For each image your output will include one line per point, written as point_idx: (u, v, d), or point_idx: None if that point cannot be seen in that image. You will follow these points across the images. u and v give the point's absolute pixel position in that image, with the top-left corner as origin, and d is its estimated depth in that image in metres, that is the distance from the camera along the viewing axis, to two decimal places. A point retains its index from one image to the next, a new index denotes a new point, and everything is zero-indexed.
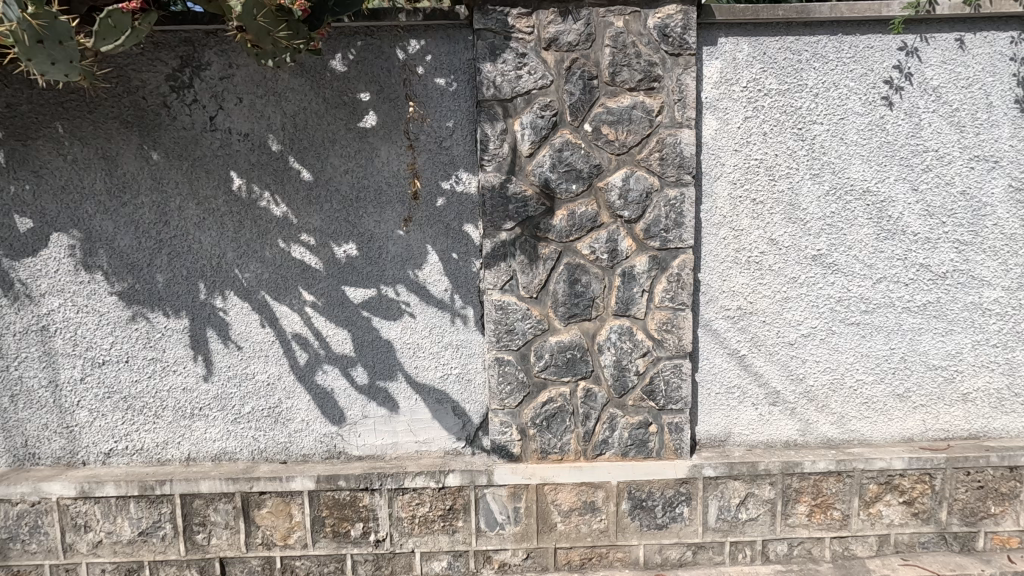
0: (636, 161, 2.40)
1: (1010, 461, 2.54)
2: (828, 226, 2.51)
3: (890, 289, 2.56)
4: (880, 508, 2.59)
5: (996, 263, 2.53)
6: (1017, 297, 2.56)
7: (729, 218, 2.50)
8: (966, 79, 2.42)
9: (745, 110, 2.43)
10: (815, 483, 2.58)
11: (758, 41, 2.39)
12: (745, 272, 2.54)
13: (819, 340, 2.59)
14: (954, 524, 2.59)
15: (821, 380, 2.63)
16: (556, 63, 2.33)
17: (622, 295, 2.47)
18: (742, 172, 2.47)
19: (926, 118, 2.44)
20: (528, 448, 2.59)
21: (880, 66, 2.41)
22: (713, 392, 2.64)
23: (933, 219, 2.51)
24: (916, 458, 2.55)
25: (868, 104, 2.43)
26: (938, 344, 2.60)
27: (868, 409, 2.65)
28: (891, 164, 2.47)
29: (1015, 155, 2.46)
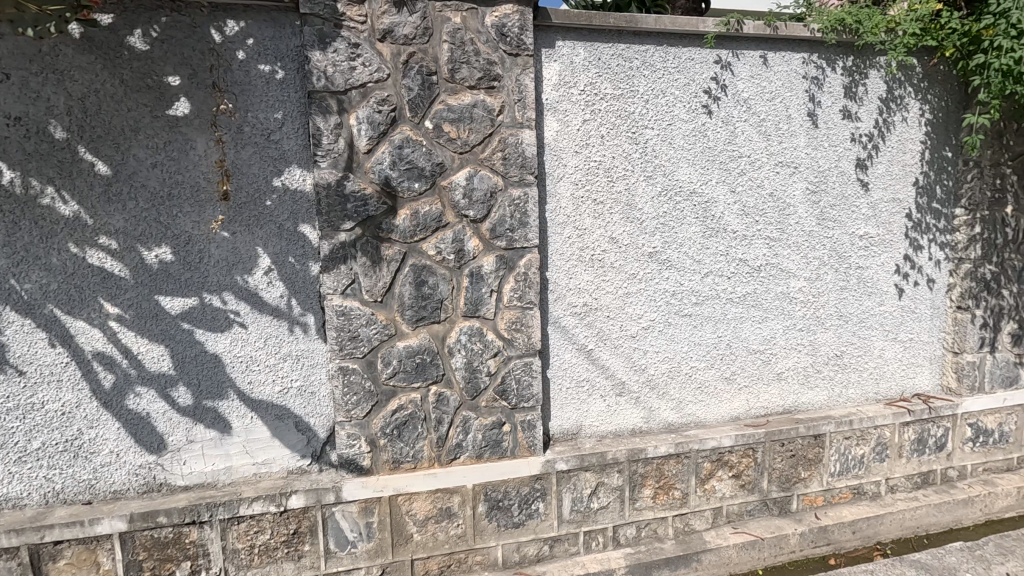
0: (480, 160, 2.38)
1: (815, 431, 2.88)
2: (661, 225, 2.68)
3: (716, 282, 2.79)
4: (714, 484, 2.82)
5: (800, 257, 2.86)
6: (817, 286, 2.91)
7: (573, 218, 2.58)
8: (770, 93, 2.70)
9: (583, 113, 2.51)
10: (658, 467, 2.73)
11: (593, 47, 2.48)
12: (589, 270, 2.63)
13: (657, 331, 2.76)
14: (774, 491, 2.89)
15: (660, 369, 2.80)
16: (393, 56, 2.23)
17: (470, 296, 2.44)
18: (583, 173, 2.55)
19: (739, 126, 2.69)
20: (379, 459, 2.46)
21: (700, 77, 2.61)
22: (564, 387, 2.71)
23: (749, 218, 2.77)
24: (742, 435, 2.81)
25: (691, 111, 2.63)
26: (757, 331, 2.88)
27: (701, 393, 2.87)
28: (713, 167, 2.69)
29: (811, 162, 2.79)
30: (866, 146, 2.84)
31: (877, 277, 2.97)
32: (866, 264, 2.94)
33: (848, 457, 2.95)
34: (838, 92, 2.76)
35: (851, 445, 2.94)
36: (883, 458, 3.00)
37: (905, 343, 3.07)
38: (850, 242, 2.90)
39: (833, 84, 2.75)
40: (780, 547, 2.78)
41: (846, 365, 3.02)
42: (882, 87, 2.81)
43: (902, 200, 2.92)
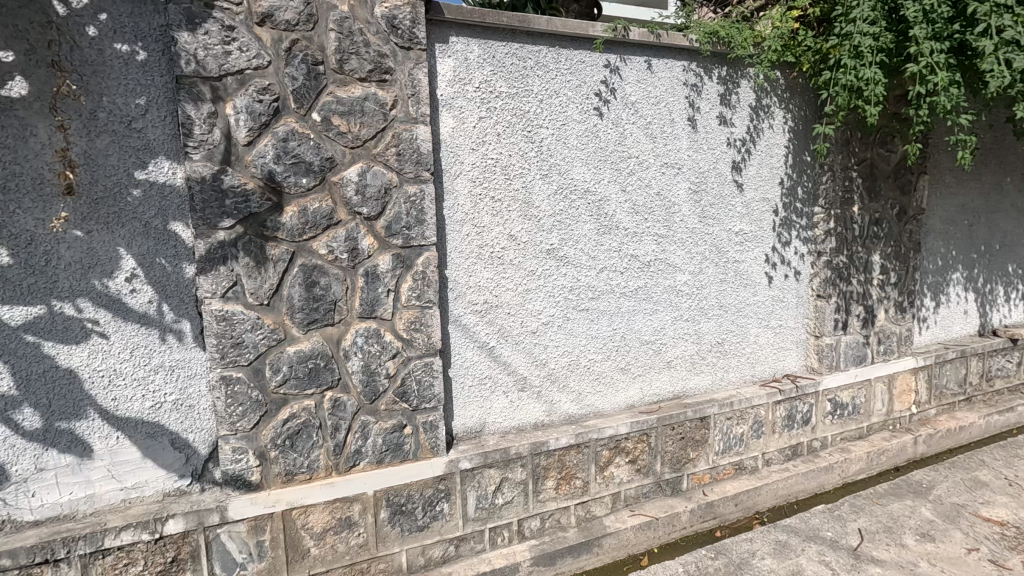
0: (372, 155, 2.30)
1: (701, 414, 3.10)
2: (558, 222, 2.75)
3: (611, 277, 2.91)
4: (612, 471, 2.94)
5: (685, 252, 3.06)
6: (700, 279, 3.13)
7: (471, 215, 2.57)
8: (655, 98, 2.85)
9: (479, 111, 2.51)
10: (559, 458, 2.80)
11: (487, 45, 2.49)
12: (488, 267, 2.64)
13: (556, 326, 2.83)
14: (666, 473, 3.08)
15: (560, 363, 2.88)
16: (273, 42, 2.09)
17: (366, 296, 2.36)
18: (480, 171, 2.55)
19: (628, 128, 2.82)
20: (269, 472, 2.30)
21: (591, 80, 2.70)
22: (466, 385, 2.69)
23: (639, 216, 2.92)
24: (637, 422, 2.95)
25: (583, 112, 2.71)
26: (648, 323, 3.05)
27: (599, 384, 2.99)
28: (605, 167, 2.80)
29: (693, 163, 2.99)
30: (739, 149, 3.09)
31: (751, 269, 3.25)
32: (742, 257, 3.20)
33: (730, 436, 3.20)
34: (714, 99, 2.98)
35: (732, 425, 3.20)
36: (760, 434, 3.29)
37: (775, 329, 3.39)
38: (728, 238, 3.15)
39: (710, 91, 2.96)
40: (673, 525, 2.96)
41: (726, 351, 3.28)
42: (752, 96, 3.06)
43: (770, 199, 3.21)
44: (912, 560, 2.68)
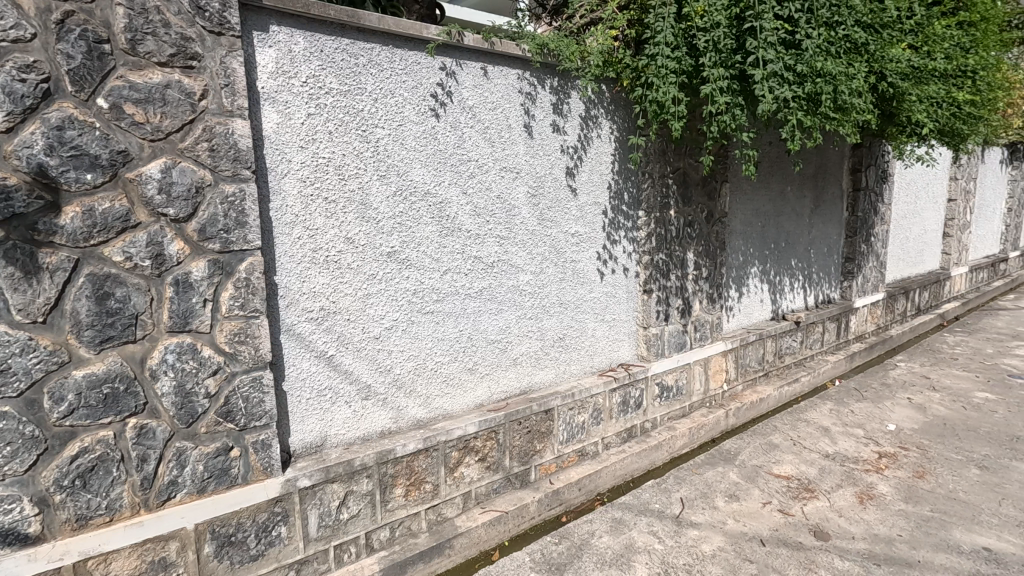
0: (178, 150, 2.05)
1: (545, 406, 3.25)
2: (398, 224, 2.69)
3: (455, 279, 2.93)
4: (462, 471, 2.97)
5: (526, 253, 3.19)
6: (541, 278, 3.28)
7: (302, 217, 2.41)
8: (492, 103, 2.93)
9: (307, 106, 2.37)
10: (407, 465, 2.75)
11: (314, 37, 2.36)
12: (324, 272, 2.50)
13: (400, 330, 2.78)
14: (515, 467, 3.18)
15: (406, 367, 2.83)
16: (39, 12, 1.77)
17: (177, 308, 2.10)
18: (311, 170, 2.41)
19: (466, 131, 2.86)
20: (54, 521, 1.94)
21: (427, 82, 2.69)
22: (304, 398, 2.53)
23: (480, 218, 2.97)
24: (484, 420, 3.01)
25: (420, 114, 2.70)
26: (493, 322, 3.12)
27: (447, 385, 3.00)
28: (445, 170, 2.81)
29: (530, 168, 3.13)
30: (572, 156, 3.30)
31: (586, 268, 3.48)
32: (578, 257, 3.42)
33: (572, 425, 3.41)
34: (547, 108, 3.15)
35: (574, 414, 3.40)
36: (599, 421, 3.55)
37: (610, 323, 3.68)
38: (565, 239, 3.34)
39: (543, 100, 3.12)
40: (522, 516, 3.07)
41: (567, 345, 3.48)
42: (582, 107, 3.29)
43: (601, 203, 3.48)
44: (721, 519, 3.07)
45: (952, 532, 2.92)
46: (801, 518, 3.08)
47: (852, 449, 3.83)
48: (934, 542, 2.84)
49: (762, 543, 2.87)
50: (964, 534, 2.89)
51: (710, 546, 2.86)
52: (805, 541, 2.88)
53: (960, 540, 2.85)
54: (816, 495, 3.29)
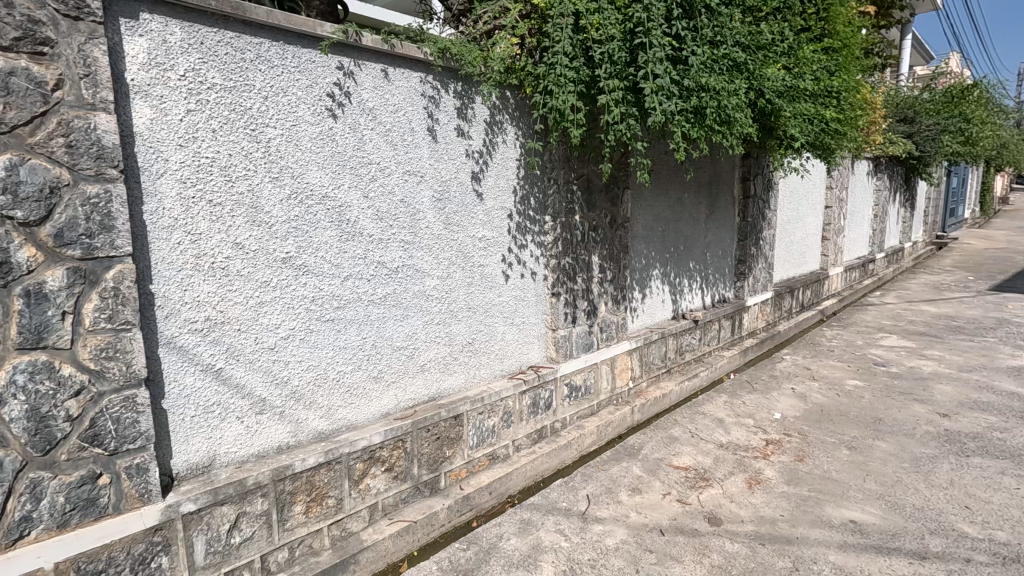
0: (28, 145, 1.84)
1: (454, 412, 3.23)
2: (293, 229, 2.57)
3: (357, 285, 2.84)
4: (368, 483, 2.87)
5: (432, 258, 3.16)
6: (448, 283, 3.26)
7: (182, 220, 2.24)
8: (393, 106, 2.88)
9: (187, 102, 2.20)
10: (307, 480, 2.63)
11: (193, 28, 2.20)
12: (210, 279, 2.33)
13: (298, 340, 2.65)
14: (424, 475, 3.13)
15: (304, 379, 2.70)
16: None
17: (28, 322, 1.87)
18: (192, 170, 2.24)
19: (367, 134, 2.78)
20: None
21: (323, 81, 2.60)
22: (188, 416, 2.34)
23: (383, 223, 2.90)
24: (391, 430, 2.93)
25: (316, 114, 2.59)
26: (399, 328, 3.06)
27: (351, 396, 2.89)
28: (344, 172, 2.72)
29: (435, 172, 3.10)
30: (478, 161, 3.31)
31: (494, 273, 3.51)
32: (486, 261, 3.44)
33: (482, 429, 3.41)
34: (451, 112, 3.14)
35: (484, 418, 3.41)
36: (509, 423, 3.58)
37: (519, 326, 3.72)
38: (472, 243, 3.35)
39: (447, 104, 3.11)
40: (431, 524, 3.02)
41: (476, 350, 3.48)
42: (486, 112, 3.31)
43: (508, 208, 3.51)
44: (625, 513, 3.20)
45: (825, 508, 3.21)
46: (696, 506, 3.27)
47: (743, 438, 4.12)
48: (810, 519, 3.11)
49: (661, 533, 3.01)
50: (835, 510, 3.19)
51: (613, 540, 2.97)
52: (700, 528, 3.05)
53: (832, 515, 3.14)
54: (710, 483, 3.51)
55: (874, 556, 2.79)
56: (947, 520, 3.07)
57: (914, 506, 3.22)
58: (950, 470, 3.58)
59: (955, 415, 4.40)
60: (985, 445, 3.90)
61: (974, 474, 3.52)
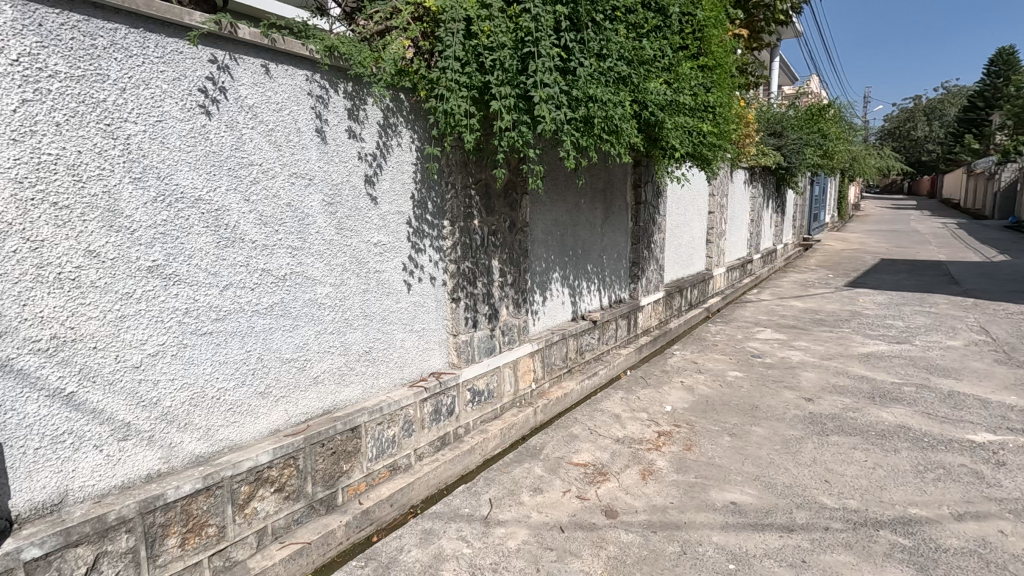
0: None
1: (351, 424, 3.10)
2: (161, 235, 2.34)
3: (238, 294, 2.65)
4: (255, 506, 2.68)
5: (324, 265, 3.02)
6: (342, 291, 3.13)
7: (19, 225, 1.95)
8: (276, 104, 2.72)
9: (22, 91, 1.93)
10: (182, 509, 2.40)
11: (29, 7, 1.94)
12: (56, 292, 2.06)
13: (169, 357, 2.42)
14: (319, 492, 2.97)
15: (178, 399, 2.46)
16: None
17: None
18: (29, 168, 1.96)
19: (246, 133, 2.61)
20: None
21: (193, 74, 2.40)
22: (32, 449, 2.04)
23: (267, 227, 2.73)
24: (280, 447, 2.76)
25: (186, 110, 2.39)
26: (288, 340, 2.89)
27: (233, 414, 2.68)
28: (220, 174, 2.52)
29: (324, 175, 2.97)
30: (371, 164, 3.21)
31: (391, 278, 3.42)
32: (382, 267, 3.35)
33: (382, 440, 3.31)
34: (342, 113, 3.03)
35: (383, 429, 3.31)
36: (410, 432, 3.50)
37: (419, 332, 3.66)
38: (367, 249, 3.24)
39: (336, 104, 2.99)
40: (327, 544, 2.88)
41: (374, 359, 3.38)
42: (380, 114, 3.22)
43: (405, 212, 3.44)
44: (526, 513, 3.25)
45: (709, 493, 3.46)
46: (595, 500, 3.39)
47: (638, 431, 4.34)
48: (697, 504, 3.33)
49: (561, 530, 3.09)
50: (718, 493, 3.45)
51: (515, 541, 3.00)
52: (597, 521, 3.17)
53: (715, 498, 3.39)
54: (608, 477, 3.66)
55: (751, 533, 3.04)
56: (810, 494, 3.42)
57: (784, 483, 3.55)
58: (813, 449, 4.00)
59: (817, 399, 4.93)
60: (841, 424, 4.40)
61: (832, 451, 3.96)
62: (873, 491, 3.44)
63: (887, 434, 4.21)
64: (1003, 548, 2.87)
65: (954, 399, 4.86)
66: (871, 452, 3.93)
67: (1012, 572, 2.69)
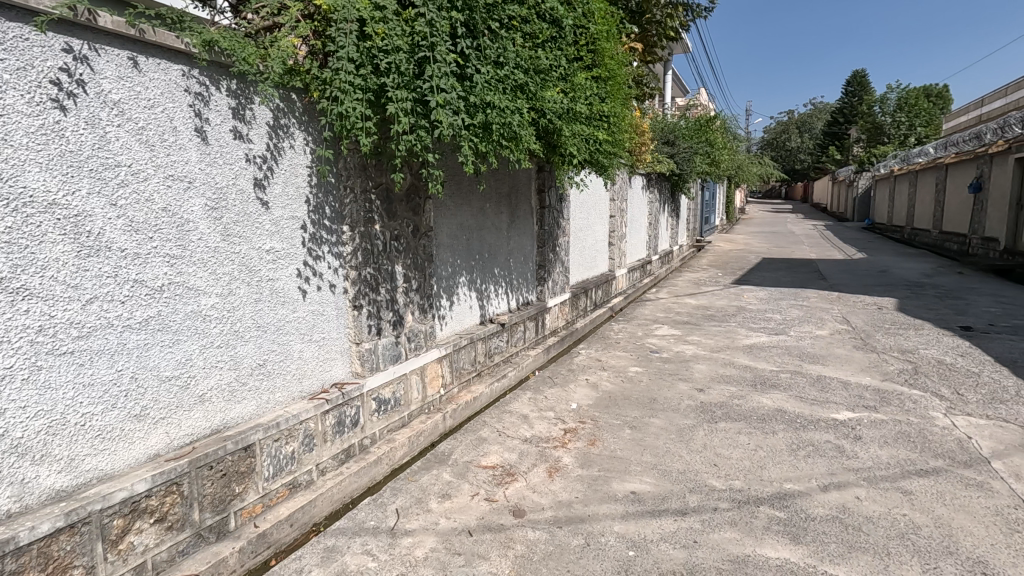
0: None
1: (243, 443, 2.91)
2: (5, 244, 2.06)
3: (104, 308, 2.39)
4: (131, 541, 2.44)
5: (208, 274, 2.81)
6: (230, 301, 2.94)
7: None
8: (147, 101, 2.50)
9: None
10: (39, 552, 2.13)
11: None
12: None
13: (19, 381, 2.13)
14: (208, 519, 2.76)
15: (32, 428, 2.18)
16: None
17: None
18: None
19: (111, 131, 2.38)
20: None
21: (43, 65, 2.15)
22: None
23: (139, 234, 2.50)
24: (160, 473, 2.53)
25: (35, 104, 2.13)
26: (166, 356, 2.66)
27: (102, 441, 2.42)
28: (79, 175, 2.28)
29: (206, 178, 2.77)
30: (260, 167, 3.05)
31: (286, 287, 3.26)
32: (275, 276, 3.18)
33: (279, 457, 3.14)
34: (225, 112, 2.84)
35: (280, 445, 3.14)
36: (311, 447, 3.35)
37: (318, 342, 3.51)
38: (258, 256, 3.07)
39: (218, 102, 2.80)
40: (218, 573, 2.68)
41: (269, 372, 3.20)
42: (269, 115, 3.06)
43: (300, 217, 3.29)
44: (434, 521, 3.23)
45: (611, 484, 3.62)
46: (503, 501, 3.43)
47: (545, 430, 4.45)
48: (600, 496, 3.48)
49: (469, 534, 3.10)
50: (619, 484, 3.62)
51: (422, 550, 2.97)
52: (505, 522, 3.21)
53: (617, 489, 3.56)
54: (516, 477, 3.72)
55: (649, 520, 3.22)
56: (701, 478, 3.68)
57: (679, 470, 3.79)
58: (704, 436, 4.31)
59: (708, 389, 5.32)
60: (728, 411, 4.77)
61: (720, 436, 4.30)
62: (755, 470, 3.76)
63: (766, 418, 4.63)
64: (859, 512, 3.26)
65: (822, 383, 5.45)
66: (754, 435, 4.30)
67: (865, 532, 3.06)
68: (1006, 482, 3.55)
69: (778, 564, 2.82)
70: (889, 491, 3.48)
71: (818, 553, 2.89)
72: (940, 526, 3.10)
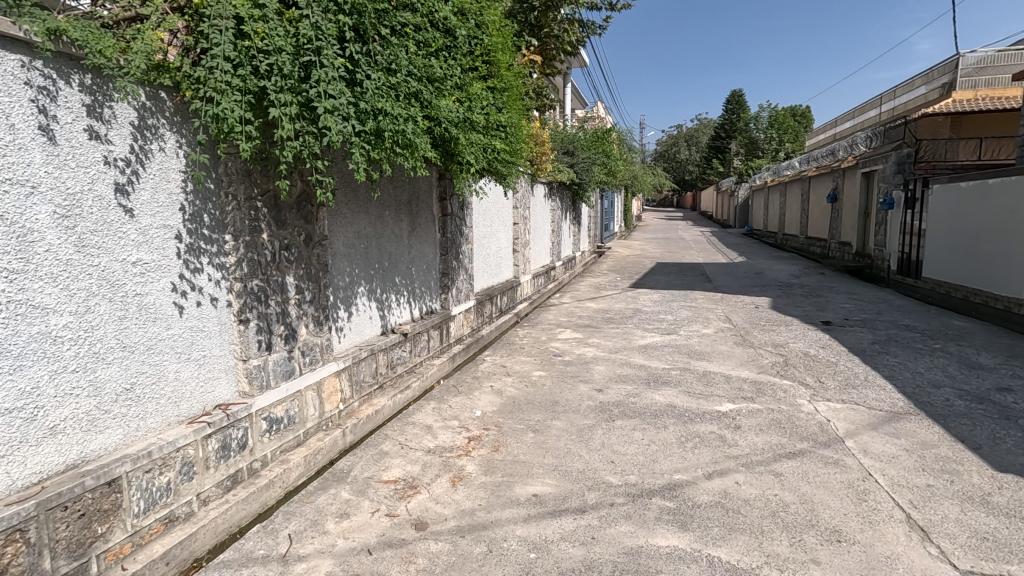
0: None
1: (106, 478, 2.61)
2: None
3: None
4: None
5: (59, 290, 2.50)
6: (87, 320, 2.63)
7: None
8: None
9: None
10: None
11: None
12: None
13: None
14: (62, 567, 2.44)
15: None
16: None
17: None
18: None
19: None
20: None
21: None
22: None
23: None
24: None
25: None
26: (5, 385, 2.31)
27: None
28: None
29: (54, 182, 2.47)
30: (123, 171, 2.77)
31: (158, 302, 2.98)
32: (143, 290, 2.90)
33: (151, 490, 2.85)
34: (77, 109, 2.56)
35: (152, 476, 2.85)
36: (190, 476, 3.07)
37: (198, 361, 3.24)
38: (121, 269, 2.78)
39: (67, 99, 2.52)
40: None
41: (138, 397, 2.89)
42: (131, 113, 2.80)
43: (172, 226, 3.02)
44: (331, 543, 3.09)
45: (514, 489, 3.66)
46: (404, 515, 3.36)
47: (449, 439, 4.42)
48: (502, 502, 3.51)
49: (368, 553, 3.00)
50: (522, 488, 3.68)
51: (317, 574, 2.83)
52: (407, 536, 3.14)
53: (520, 493, 3.61)
54: (418, 489, 3.66)
55: (550, 520, 3.30)
56: (600, 475, 3.83)
57: (579, 469, 3.93)
58: (602, 434, 4.50)
59: (606, 389, 5.57)
60: (625, 409, 5.02)
61: (617, 434, 4.50)
62: (648, 464, 3.98)
63: (658, 413, 4.93)
64: (737, 495, 3.55)
65: (707, 377, 5.89)
66: (648, 431, 4.55)
67: (743, 514, 3.34)
68: (856, 458, 4.04)
69: (667, 552, 2.99)
70: (763, 474, 3.83)
71: (702, 537, 3.11)
72: (804, 502, 3.46)
